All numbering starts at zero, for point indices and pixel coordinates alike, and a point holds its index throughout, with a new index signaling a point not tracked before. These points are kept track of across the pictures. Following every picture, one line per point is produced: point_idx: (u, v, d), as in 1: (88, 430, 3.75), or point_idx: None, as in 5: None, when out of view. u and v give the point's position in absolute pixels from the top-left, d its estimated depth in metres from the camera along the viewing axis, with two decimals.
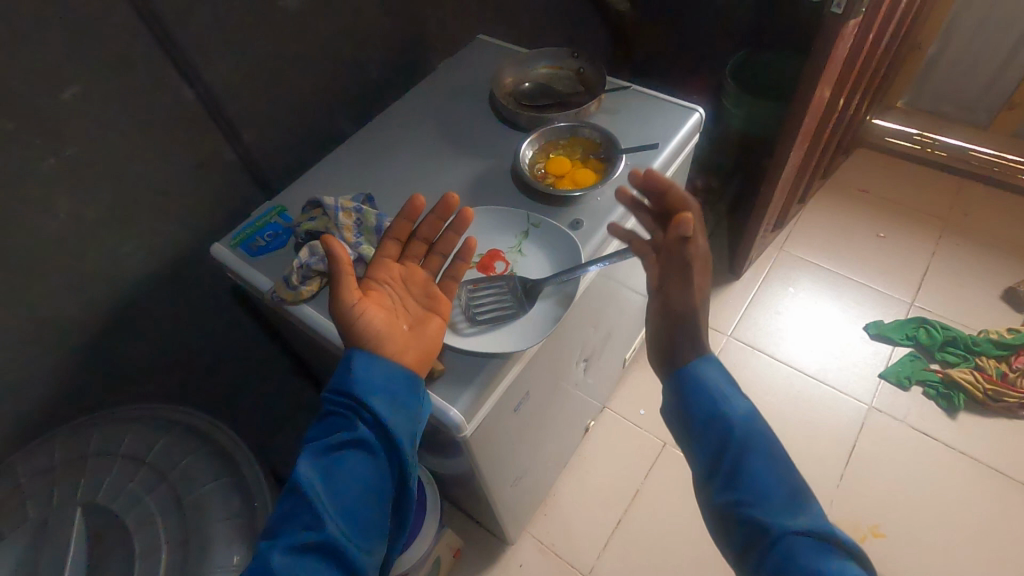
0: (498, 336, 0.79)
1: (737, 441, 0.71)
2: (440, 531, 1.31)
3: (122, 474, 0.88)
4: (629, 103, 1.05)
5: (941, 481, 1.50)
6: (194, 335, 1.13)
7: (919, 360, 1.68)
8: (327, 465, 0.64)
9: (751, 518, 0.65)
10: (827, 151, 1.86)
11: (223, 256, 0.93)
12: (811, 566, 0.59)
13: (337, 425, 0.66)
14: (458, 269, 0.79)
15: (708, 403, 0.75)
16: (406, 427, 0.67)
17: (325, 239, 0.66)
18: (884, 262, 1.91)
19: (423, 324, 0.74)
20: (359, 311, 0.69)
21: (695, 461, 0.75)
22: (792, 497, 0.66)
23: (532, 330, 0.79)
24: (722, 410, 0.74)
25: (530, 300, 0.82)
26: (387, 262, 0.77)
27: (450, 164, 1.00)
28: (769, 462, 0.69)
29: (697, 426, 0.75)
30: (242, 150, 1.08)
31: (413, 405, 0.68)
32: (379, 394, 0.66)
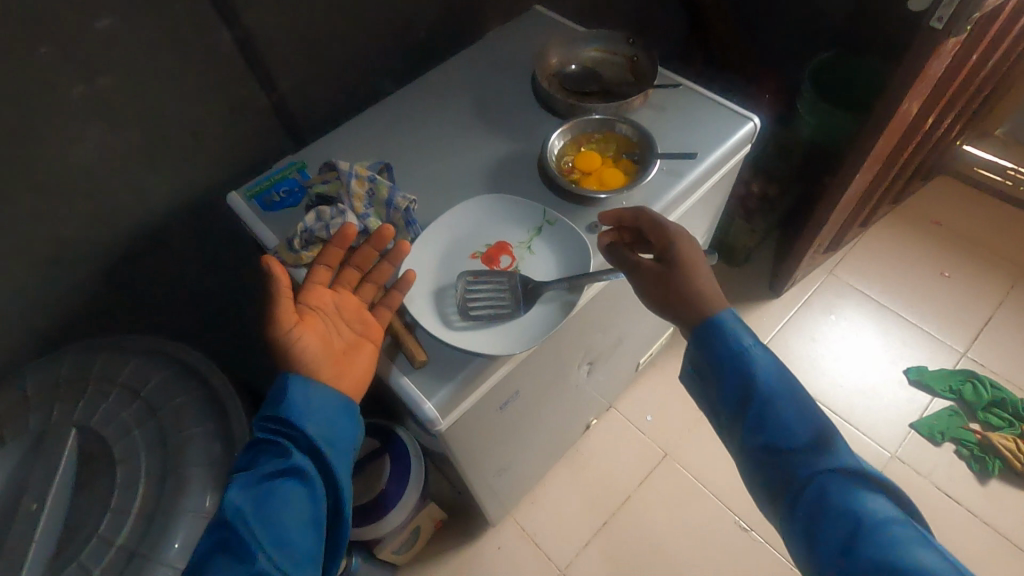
0: (485, 333, 0.76)
1: (765, 391, 0.73)
2: (424, 502, 1.31)
3: (116, 404, 0.91)
4: (679, 101, 0.97)
5: (954, 548, 1.40)
6: (210, 274, 1.15)
7: (958, 417, 1.56)
8: (261, 494, 0.63)
9: (786, 458, 0.71)
10: (902, 176, 1.70)
11: (238, 207, 0.93)
12: (845, 499, 0.65)
13: (271, 453, 0.66)
14: (393, 299, 0.76)
15: (731, 357, 0.76)
16: (337, 448, 0.69)
17: (263, 263, 0.67)
18: (942, 304, 1.77)
19: (357, 350, 0.73)
20: (295, 337, 0.69)
21: (725, 411, 0.77)
22: (822, 440, 0.70)
23: (526, 334, 0.76)
24: (746, 360, 0.75)
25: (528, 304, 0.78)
26: (319, 288, 0.75)
27: (478, 143, 0.95)
28: (795, 408, 0.72)
29: (720, 376, 0.77)
30: (275, 98, 1.06)
31: (344, 427, 0.71)
32: (316, 419, 0.68)
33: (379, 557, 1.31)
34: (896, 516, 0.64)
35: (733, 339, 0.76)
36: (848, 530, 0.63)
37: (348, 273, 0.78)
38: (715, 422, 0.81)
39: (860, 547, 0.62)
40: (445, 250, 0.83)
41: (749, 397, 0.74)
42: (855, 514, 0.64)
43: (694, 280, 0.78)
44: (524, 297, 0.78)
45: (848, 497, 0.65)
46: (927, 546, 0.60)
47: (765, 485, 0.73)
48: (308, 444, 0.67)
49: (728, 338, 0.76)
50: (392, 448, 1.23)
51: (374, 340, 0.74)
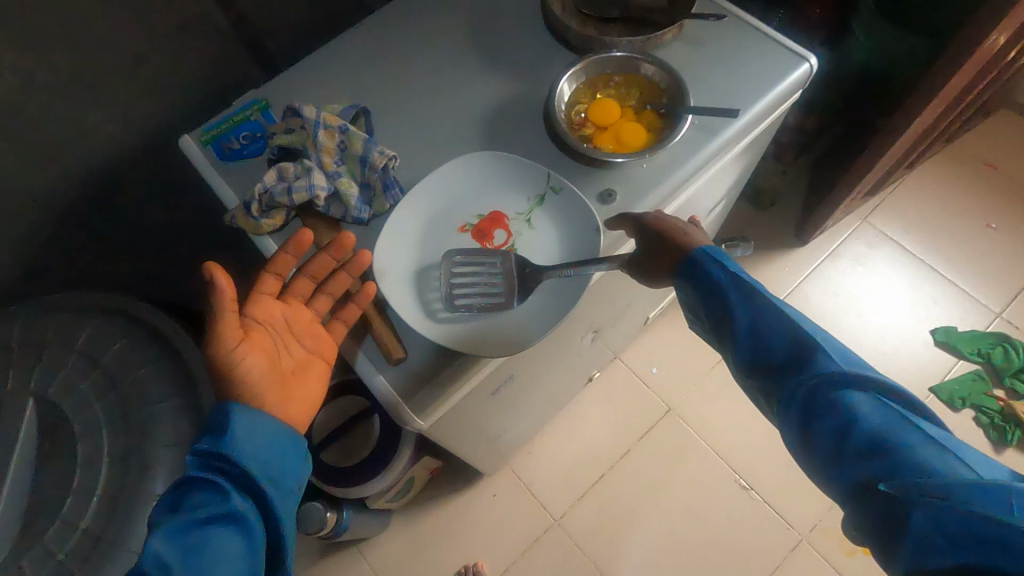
0: (476, 327, 0.66)
1: (737, 307, 0.63)
2: (419, 457, 1.28)
3: (75, 372, 0.83)
4: (722, 34, 0.79)
5: None
6: (177, 218, 1.04)
7: (982, 382, 1.47)
8: (187, 549, 0.51)
9: (770, 369, 0.61)
10: (963, 114, 1.50)
11: (192, 153, 0.79)
12: (830, 408, 0.56)
13: (200, 497, 0.54)
14: (349, 312, 0.65)
15: (704, 271, 0.66)
16: (282, 487, 0.58)
17: (211, 271, 0.54)
18: (983, 259, 1.62)
19: (307, 372, 0.65)
20: (242, 355, 0.59)
21: (710, 333, 0.68)
22: (800, 344, 0.60)
23: (521, 328, 0.66)
24: (716, 271, 0.66)
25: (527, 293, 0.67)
26: (267, 300, 0.64)
27: (475, 82, 0.79)
28: (771, 318, 0.62)
29: (695, 299, 0.68)
30: (235, 15, 0.88)
31: (290, 462, 0.60)
32: (260, 454, 0.57)
33: (371, 506, 1.29)
34: (896, 416, 0.54)
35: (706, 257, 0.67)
36: (841, 439, 0.54)
37: (301, 283, 0.66)
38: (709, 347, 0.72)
39: (851, 453, 0.54)
40: (430, 220, 0.71)
41: (724, 309, 0.64)
42: (847, 419, 0.55)
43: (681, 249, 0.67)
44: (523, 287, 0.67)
45: (835, 405, 0.56)
46: (936, 446, 0.51)
47: (764, 407, 0.64)
48: (247, 485, 0.56)
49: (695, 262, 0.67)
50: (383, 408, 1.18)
51: (326, 358, 0.67)
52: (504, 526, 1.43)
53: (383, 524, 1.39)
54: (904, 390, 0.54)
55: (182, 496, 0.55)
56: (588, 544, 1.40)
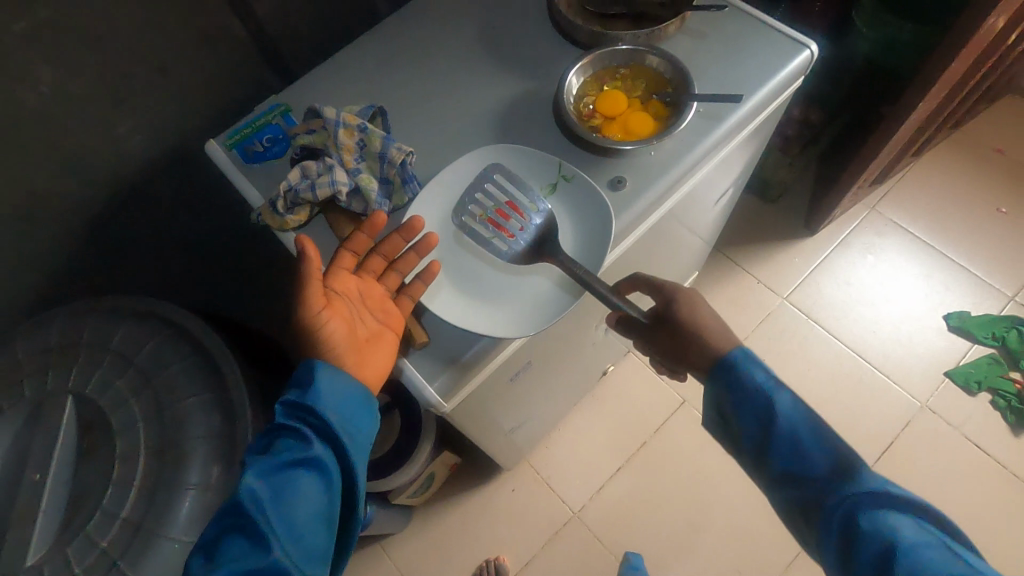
0: (497, 308, 0.69)
1: (783, 423, 0.74)
2: (439, 452, 1.30)
3: (111, 371, 0.87)
4: (723, 25, 0.81)
5: (975, 497, 1.37)
6: (201, 224, 1.08)
7: (998, 365, 1.47)
8: (275, 486, 0.59)
9: (811, 484, 0.71)
10: (967, 100, 1.50)
11: (217, 158, 0.83)
12: (872, 525, 0.63)
13: (288, 441, 0.62)
14: (416, 288, 0.68)
15: (741, 383, 0.77)
16: (357, 444, 0.64)
17: (301, 241, 0.60)
18: (994, 244, 1.62)
19: (380, 343, 0.66)
20: (325, 320, 0.62)
21: (747, 442, 0.78)
22: (842, 466, 0.70)
23: (532, 313, 0.69)
24: (759, 376, 0.77)
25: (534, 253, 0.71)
26: (343, 274, 0.67)
27: (486, 80, 0.82)
28: (814, 437, 0.72)
29: (739, 408, 0.77)
30: (252, 26, 0.92)
31: (364, 421, 0.65)
32: (339, 412, 0.63)
33: (394, 502, 1.32)
34: (933, 540, 0.61)
35: (742, 367, 0.78)
36: (885, 565, 0.60)
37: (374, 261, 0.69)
38: (739, 455, 0.81)
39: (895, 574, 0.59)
40: (445, 213, 0.73)
41: (769, 421, 0.74)
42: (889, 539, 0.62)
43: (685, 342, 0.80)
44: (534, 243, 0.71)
45: (876, 523, 0.63)
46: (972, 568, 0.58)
47: (800, 518, 0.72)
48: (328, 437, 0.63)
49: (742, 373, 0.77)
50: (403, 405, 1.22)
51: (396, 330, 0.67)
52: (524, 522, 1.44)
53: (404, 521, 1.41)
54: (935, 514, 0.63)
55: (273, 441, 0.63)
56: (608, 538, 1.41)
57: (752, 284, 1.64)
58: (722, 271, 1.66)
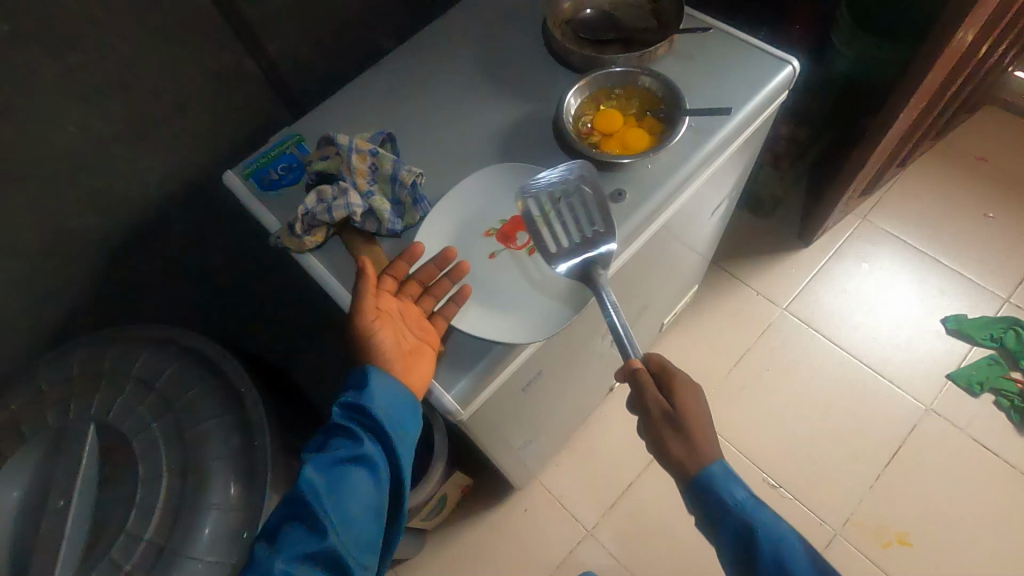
0: (513, 316, 0.72)
1: (762, 541, 0.71)
2: (451, 473, 1.31)
3: (132, 397, 0.89)
4: (709, 46, 0.87)
5: (987, 498, 1.38)
6: (215, 253, 1.11)
7: (998, 366, 1.49)
8: (331, 479, 0.66)
9: None
10: (947, 111, 1.57)
11: (235, 187, 0.87)
12: None
13: (340, 441, 0.69)
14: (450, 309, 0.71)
15: (717, 499, 0.73)
16: (404, 442, 0.71)
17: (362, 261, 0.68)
18: (984, 248, 1.67)
19: (420, 356, 0.70)
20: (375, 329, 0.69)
21: (724, 549, 0.75)
22: None
23: (544, 319, 0.72)
24: (740, 495, 0.73)
25: (579, 264, 0.74)
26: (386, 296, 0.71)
27: (489, 105, 0.87)
28: (791, 552, 0.71)
29: (717, 524, 0.74)
30: (264, 64, 0.97)
31: (411, 423, 0.71)
32: (390, 415, 0.69)
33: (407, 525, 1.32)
34: None
35: (719, 485, 0.73)
36: None
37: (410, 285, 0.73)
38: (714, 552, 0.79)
39: None
40: (457, 229, 0.78)
41: (749, 542, 0.72)
42: None
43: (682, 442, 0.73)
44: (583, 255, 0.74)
45: None
46: None
47: None
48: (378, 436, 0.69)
49: (720, 492, 0.73)
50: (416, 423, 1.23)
51: (434, 345, 0.70)
52: (539, 542, 1.44)
53: (418, 545, 1.41)
54: None
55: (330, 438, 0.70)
56: (623, 554, 1.40)
57: (752, 297, 1.67)
58: (722, 285, 1.70)
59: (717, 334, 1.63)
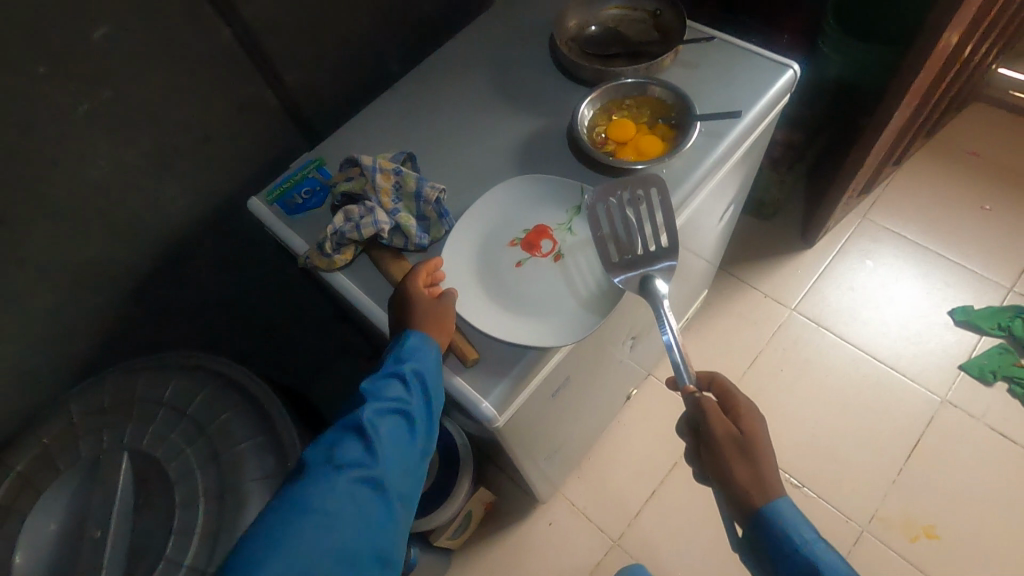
0: (544, 320, 0.74)
1: None
2: (475, 489, 1.31)
3: (164, 424, 0.90)
4: (713, 55, 0.90)
5: (1010, 486, 1.38)
6: (236, 280, 1.13)
7: (1009, 354, 1.51)
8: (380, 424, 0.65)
9: None
10: (938, 108, 1.61)
11: (260, 212, 0.89)
12: None
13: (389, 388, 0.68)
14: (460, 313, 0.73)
15: (781, 534, 0.74)
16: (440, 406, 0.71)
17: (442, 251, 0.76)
18: (983, 239, 1.70)
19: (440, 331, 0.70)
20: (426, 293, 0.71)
21: None
22: None
23: (574, 322, 0.74)
24: (806, 532, 0.74)
25: (635, 275, 0.77)
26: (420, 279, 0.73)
27: (504, 122, 0.90)
28: None
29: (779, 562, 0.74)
30: (282, 93, 1.00)
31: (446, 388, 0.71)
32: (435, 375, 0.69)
33: (435, 544, 1.32)
34: None
35: (786, 519, 0.74)
36: None
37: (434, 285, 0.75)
38: None
39: None
40: (482, 241, 0.80)
41: None
42: None
43: (751, 469, 0.74)
44: (640, 269, 0.77)
45: None
46: None
47: None
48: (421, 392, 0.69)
49: (787, 528, 0.74)
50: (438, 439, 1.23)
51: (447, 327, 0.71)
52: (565, 555, 1.43)
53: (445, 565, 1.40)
54: None
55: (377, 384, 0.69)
56: (651, 563, 1.40)
57: (761, 299, 1.69)
58: (730, 289, 1.72)
59: (729, 337, 1.65)
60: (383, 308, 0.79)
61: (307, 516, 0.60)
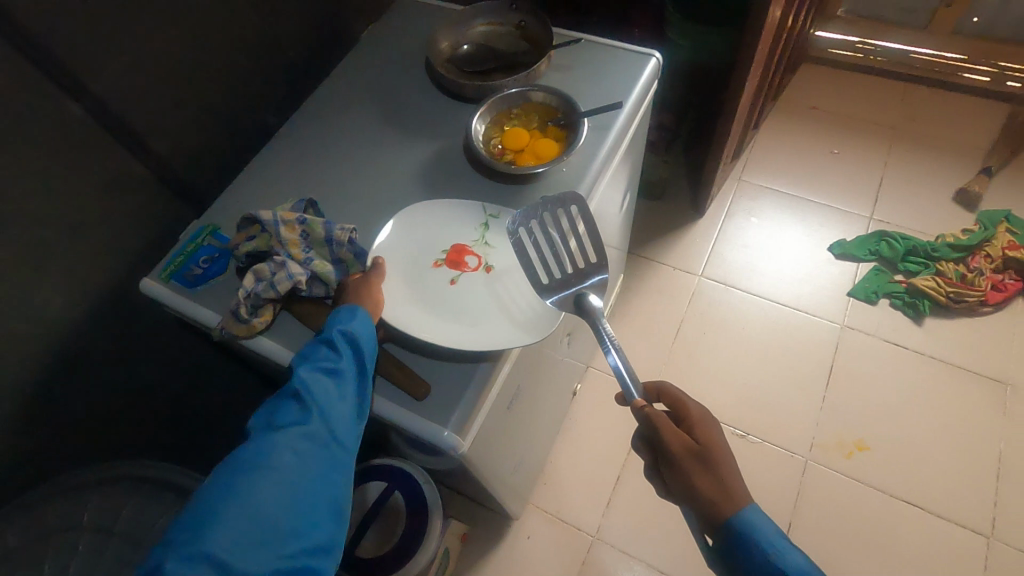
0: (489, 325, 0.74)
1: None
2: (447, 523, 1.28)
3: (92, 550, 0.80)
4: (583, 55, 0.96)
5: (912, 387, 1.56)
6: (142, 373, 1.03)
7: (884, 274, 1.71)
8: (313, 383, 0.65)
9: None
10: (778, 73, 1.80)
11: (157, 292, 0.82)
12: None
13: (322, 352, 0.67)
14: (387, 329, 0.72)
15: (752, 544, 0.74)
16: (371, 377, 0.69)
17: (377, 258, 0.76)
18: (839, 179, 1.92)
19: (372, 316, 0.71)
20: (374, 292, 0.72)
21: None
22: None
23: (528, 324, 0.74)
24: (776, 539, 0.74)
25: (570, 294, 0.81)
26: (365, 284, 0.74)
27: (399, 150, 0.90)
28: None
29: None
30: (154, 164, 0.93)
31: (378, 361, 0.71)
32: (368, 342, 0.68)
33: None
34: None
35: (755, 527, 0.74)
36: None
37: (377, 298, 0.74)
38: None
39: None
40: (405, 266, 0.78)
41: None
42: None
43: (713, 482, 0.74)
44: (574, 287, 0.81)
45: None
46: None
47: None
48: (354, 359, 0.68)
49: (757, 538, 0.74)
50: (402, 483, 1.18)
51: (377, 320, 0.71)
52: (550, 563, 1.42)
53: None
54: None
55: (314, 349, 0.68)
56: (633, 546, 1.43)
57: (671, 273, 1.80)
58: (642, 270, 1.81)
59: (652, 314, 1.74)
60: None
61: (248, 485, 0.59)
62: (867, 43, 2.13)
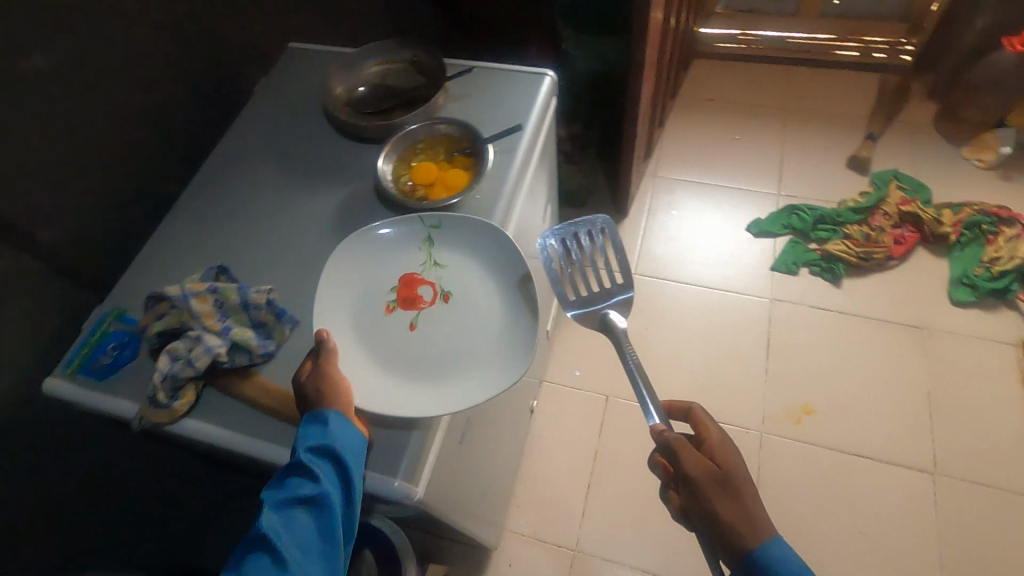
0: (462, 374, 0.72)
1: None
2: (423, 568, 1.24)
3: None
4: (478, 82, 0.97)
5: (843, 346, 1.66)
6: (64, 479, 0.94)
7: (799, 244, 1.82)
8: (288, 521, 0.60)
9: None
10: (671, 72, 1.90)
11: (63, 391, 0.76)
12: None
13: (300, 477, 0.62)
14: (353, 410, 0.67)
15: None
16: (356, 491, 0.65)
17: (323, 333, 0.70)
18: (744, 162, 2.03)
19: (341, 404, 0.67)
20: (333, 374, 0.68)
21: None
22: None
23: (500, 343, 0.73)
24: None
25: (597, 314, 0.89)
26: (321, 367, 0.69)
27: (309, 202, 0.88)
28: None
29: None
30: (44, 255, 0.87)
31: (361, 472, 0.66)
32: (349, 454, 0.64)
33: None
34: None
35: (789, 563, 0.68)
36: None
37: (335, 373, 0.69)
38: None
39: None
40: (353, 322, 0.76)
41: None
42: None
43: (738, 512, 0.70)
44: (599, 305, 0.90)
45: None
46: None
47: None
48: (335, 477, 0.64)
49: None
50: (369, 539, 1.14)
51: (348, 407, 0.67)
52: None
53: None
54: None
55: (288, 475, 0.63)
56: (614, 552, 1.43)
57: None
58: None
59: None
60: (251, 436, 0.71)
61: None
62: (746, 34, 2.28)
